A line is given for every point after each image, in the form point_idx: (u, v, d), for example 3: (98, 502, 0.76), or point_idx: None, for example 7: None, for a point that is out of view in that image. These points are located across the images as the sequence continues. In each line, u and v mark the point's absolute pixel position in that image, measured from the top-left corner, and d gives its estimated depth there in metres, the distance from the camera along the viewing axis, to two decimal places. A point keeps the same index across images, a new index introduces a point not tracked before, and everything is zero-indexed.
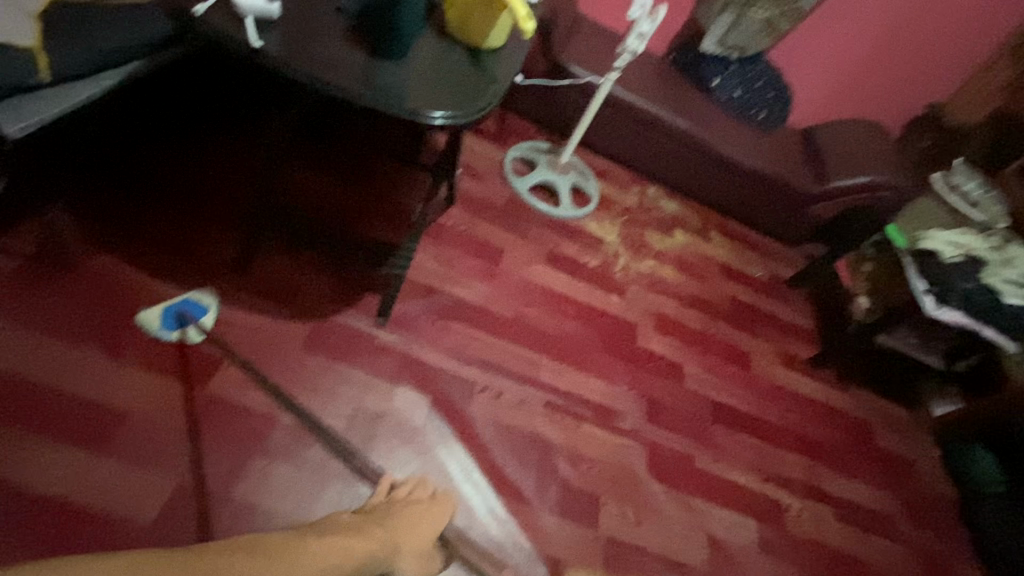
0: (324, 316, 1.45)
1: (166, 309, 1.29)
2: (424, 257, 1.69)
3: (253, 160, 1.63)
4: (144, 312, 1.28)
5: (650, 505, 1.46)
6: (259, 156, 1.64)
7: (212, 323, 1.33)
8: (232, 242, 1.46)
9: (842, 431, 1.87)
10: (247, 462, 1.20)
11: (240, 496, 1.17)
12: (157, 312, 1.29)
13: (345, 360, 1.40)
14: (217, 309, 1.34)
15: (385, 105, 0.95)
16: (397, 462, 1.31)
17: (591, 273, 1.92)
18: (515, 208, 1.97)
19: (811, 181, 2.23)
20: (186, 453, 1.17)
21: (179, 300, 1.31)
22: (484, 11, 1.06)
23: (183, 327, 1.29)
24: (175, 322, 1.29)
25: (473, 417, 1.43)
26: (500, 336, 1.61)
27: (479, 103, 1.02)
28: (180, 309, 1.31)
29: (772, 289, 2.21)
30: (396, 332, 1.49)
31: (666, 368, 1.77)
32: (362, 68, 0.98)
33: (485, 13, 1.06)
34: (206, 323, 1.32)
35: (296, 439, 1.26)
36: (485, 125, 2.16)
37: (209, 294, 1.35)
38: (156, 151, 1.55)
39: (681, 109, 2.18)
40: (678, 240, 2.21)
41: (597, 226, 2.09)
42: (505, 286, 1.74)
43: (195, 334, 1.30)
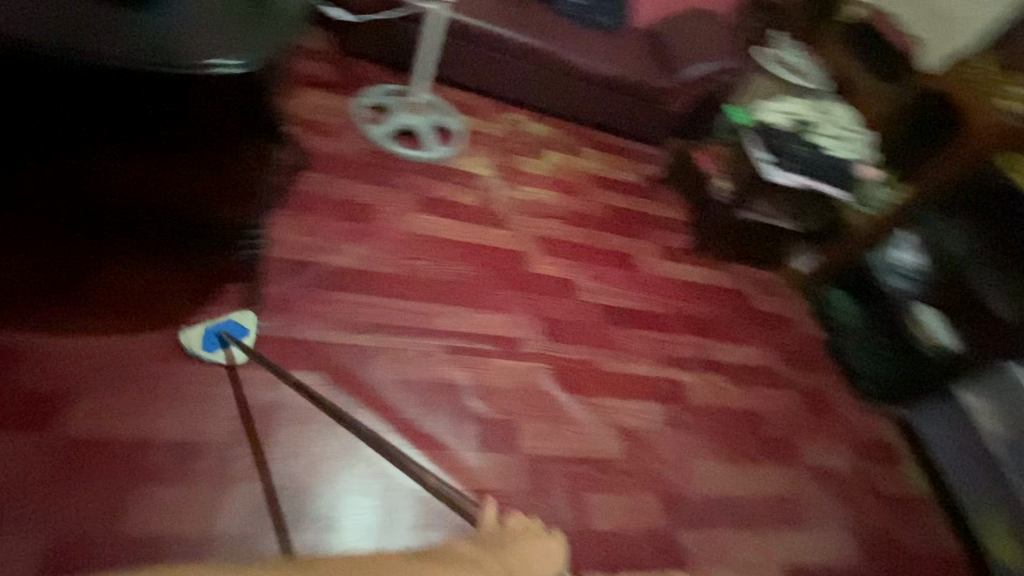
0: (185, 319, 1.32)
1: (204, 334, 1.28)
2: (285, 231, 1.56)
3: None
4: (187, 333, 1.27)
5: (565, 416, 1.53)
6: None
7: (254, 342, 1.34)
8: (55, 263, 1.29)
9: (725, 305, 2.05)
10: (129, 492, 1.10)
11: (130, 530, 1.07)
12: (199, 331, 1.28)
13: (220, 359, 1.29)
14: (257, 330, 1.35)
15: (155, 62, 0.88)
16: (301, 446, 1.23)
17: (470, 211, 1.89)
18: (376, 159, 1.86)
19: (661, 78, 2.30)
20: (52, 501, 1.05)
21: (223, 319, 1.31)
22: None
23: (227, 347, 1.28)
24: (217, 342, 1.28)
25: (375, 381, 1.39)
26: (386, 293, 1.56)
27: (271, 46, 0.98)
28: (222, 328, 1.30)
29: (646, 190, 2.31)
30: (272, 316, 1.40)
31: (559, 286, 1.82)
32: (126, 32, 0.90)
33: None
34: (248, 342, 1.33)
35: (181, 453, 1.16)
36: (325, 76, 1.99)
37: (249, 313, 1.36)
38: None
39: (525, 26, 2.12)
40: (550, 160, 2.21)
41: (467, 162, 2.03)
42: (383, 243, 1.67)
43: (240, 354, 1.28)
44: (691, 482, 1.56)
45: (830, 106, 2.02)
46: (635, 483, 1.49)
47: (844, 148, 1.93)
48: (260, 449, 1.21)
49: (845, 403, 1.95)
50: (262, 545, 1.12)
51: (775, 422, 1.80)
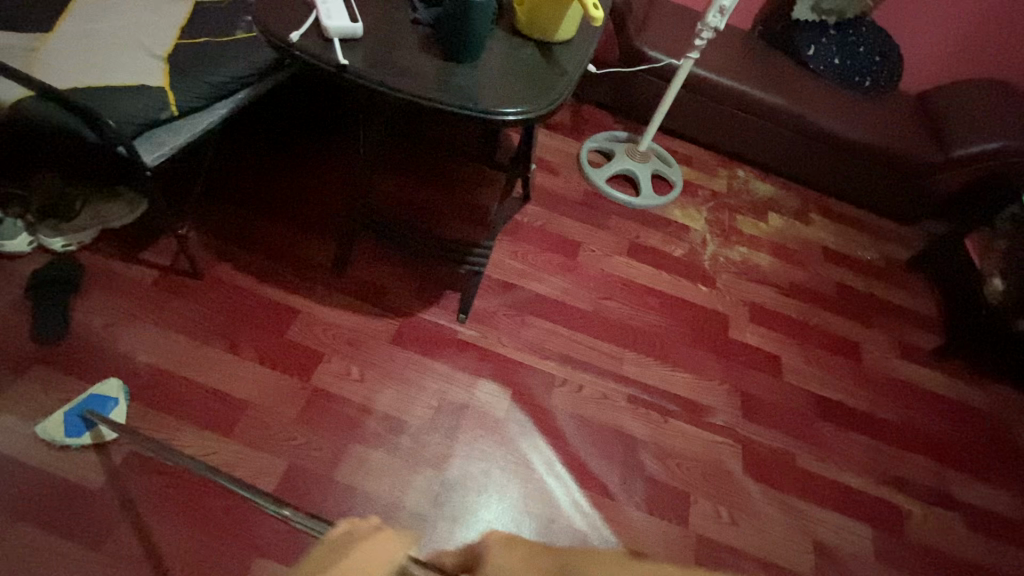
0: (412, 314, 1.51)
1: (71, 411, 1.19)
2: (502, 254, 1.71)
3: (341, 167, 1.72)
4: (47, 423, 1.18)
5: (746, 505, 1.38)
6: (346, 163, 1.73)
7: (123, 416, 1.21)
8: (329, 247, 1.56)
9: (977, 431, 1.65)
10: (347, 449, 1.27)
11: (341, 482, 1.23)
12: (59, 418, 1.18)
13: (431, 354, 1.46)
14: (125, 399, 1.22)
15: (461, 106, 0.98)
16: (479, 451, 1.33)
17: (676, 263, 1.85)
18: (594, 201, 1.95)
19: (928, 151, 1.99)
20: (296, 438, 1.26)
21: (83, 397, 1.21)
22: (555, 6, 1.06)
23: (92, 428, 1.19)
24: (81, 424, 1.18)
25: (554, 410, 1.43)
26: (579, 329, 1.60)
27: (551, 97, 1.03)
28: (84, 407, 1.20)
29: (886, 275, 2.00)
30: (478, 327, 1.53)
31: (760, 360, 1.66)
32: (436, 75, 1.02)
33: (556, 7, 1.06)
34: (117, 415, 1.21)
35: (389, 428, 1.32)
36: (560, 119, 2.15)
37: (114, 382, 1.24)
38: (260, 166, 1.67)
39: (770, 84, 2.03)
40: (771, 224, 2.06)
41: (681, 214, 2.01)
42: (585, 280, 1.73)
43: (107, 432, 1.19)
44: None
45: None
46: None
47: None
48: (448, 442, 1.33)
49: None
50: (435, 530, 1.22)
51: None
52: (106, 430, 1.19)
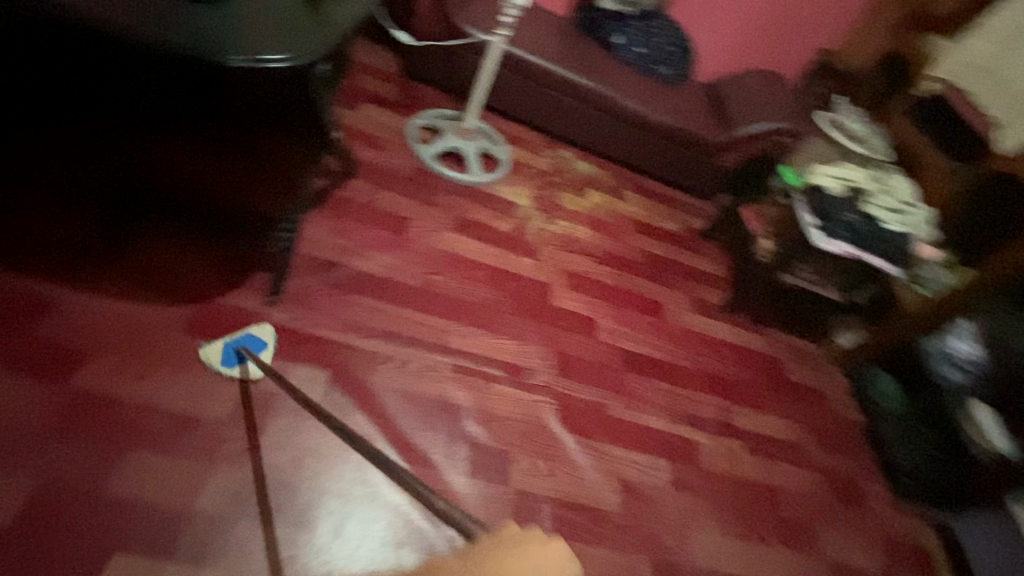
0: (207, 300, 1.35)
1: (228, 346, 1.27)
2: (318, 231, 1.61)
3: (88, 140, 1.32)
4: (205, 348, 1.26)
5: (563, 456, 1.48)
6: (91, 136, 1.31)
7: (272, 357, 1.32)
8: (98, 229, 1.33)
9: (753, 369, 1.95)
10: (125, 454, 1.11)
11: (113, 492, 1.07)
12: (217, 347, 1.27)
13: (234, 341, 1.32)
14: (274, 344, 1.33)
15: (208, 49, 0.89)
16: (289, 440, 1.24)
17: (503, 237, 1.90)
18: (421, 177, 1.92)
19: (714, 131, 2.29)
20: (49, 450, 1.07)
21: (239, 334, 1.29)
22: None
23: (244, 362, 1.27)
24: (235, 357, 1.27)
25: (375, 388, 1.39)
26: (403, 305, 1.57)
27: (316, 44, 0.98)
28: (241, 343, 1.29)
29: (687, 242, 2.27)
30: (289, 308, 1.42)
31: (579, 324, 1.79)
32: (180, 18, 0.92)
33: None
34: (266, 357, 1.31)
35: (180, 426, 1.17)
36: (386, 94, 2.08)
37: (267, 327, 1.34)
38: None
39: (582, 67, 2.17)
40: (592, 199, 2.22)
41: (508, 190, 2.07)
42: (410, 255, 1.69)
43: (255, 371, 1.27)
44: (691, 550, 1.45)
45: (889, 177, 1.96)
46: (630, 542, 1.41)
47: (900, 222, 1.86)
48: (253, 435, 1.22)
49: (877, 496, 1.79)
50: (234, 531, 1.11)
51: (795, 505, 1.66)
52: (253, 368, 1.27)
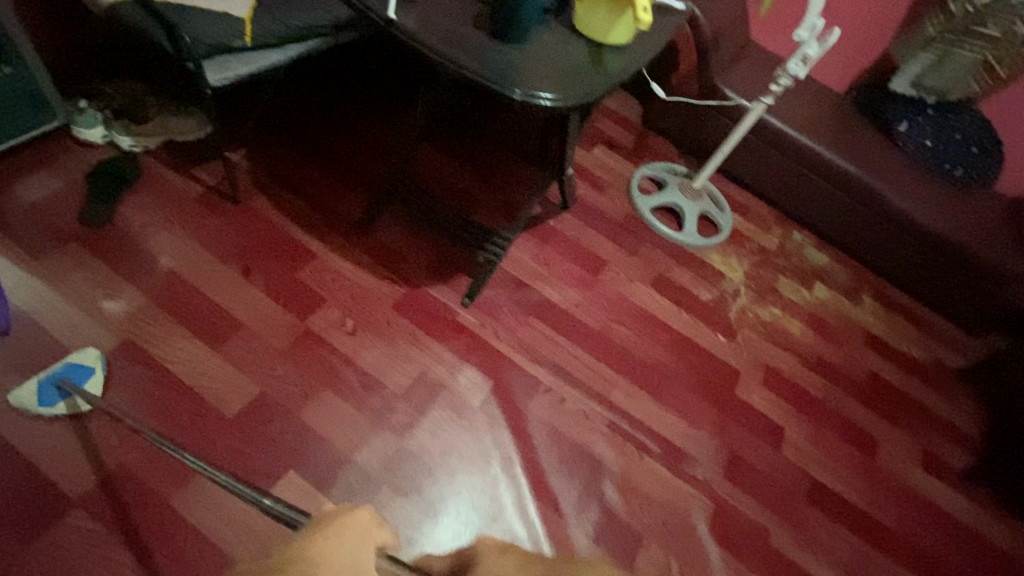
0: (419, 286, 1.53)
1: (43, 381, 1.19)
2: (523, 252, 1.70)
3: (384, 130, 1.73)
4: (19, 390, 1.18)
5: (702, 567, 1.32)
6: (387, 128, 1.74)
7: (99, 386, 1.21)
8: (362, 203, 1.60)
9: (986, 568, 1.49)
10: (319, 393, 1.30)
11: (303, 421, 1.26)
12: (32, 387, 1.18)
13: (426, 328, 1.46)
14: (101, 370, 1.21)
15: (498, 83, 1.00)
16: (443, 432, 1.33)
17: (700, 307, 1.78)
18: (634, 226, 1.91)
19: (1009, 257, 1.83)
20: (275, 369, 1.30)
21: (57, 367, 1.20)
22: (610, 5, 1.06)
23: (67, 398, 1.18)
24: (55, 394, 1.18)
25: (528, 415, 1.41)
26: (579, 344, 1.57)
27: (587, 92, 1.03)
28: (60, 377, 1.19)
29: (930, 377, 1.84)
30: (479, 315, 1.53)
31: (761, 426, 1.57)
32: (482, 50, 1.04)
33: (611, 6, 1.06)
34: (91, 386, 1.20)
35: (365, 387, 1.33)
36: (622, 141, 2.14)
37: (92, 351, 1.24)
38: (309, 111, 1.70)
39: (848, 150, 1.93)
40: (815, 294, 1.95)
41: (720, 260, 1.94)
42: (600, 298, 1.70)
43: (81, 406, 1.18)
44: None
45: None
46: None
47: None
48: (416, 416, 1.33)
49: None
50: (376, 494, 1.22)
51: None
52: (79, 402, 1.18)
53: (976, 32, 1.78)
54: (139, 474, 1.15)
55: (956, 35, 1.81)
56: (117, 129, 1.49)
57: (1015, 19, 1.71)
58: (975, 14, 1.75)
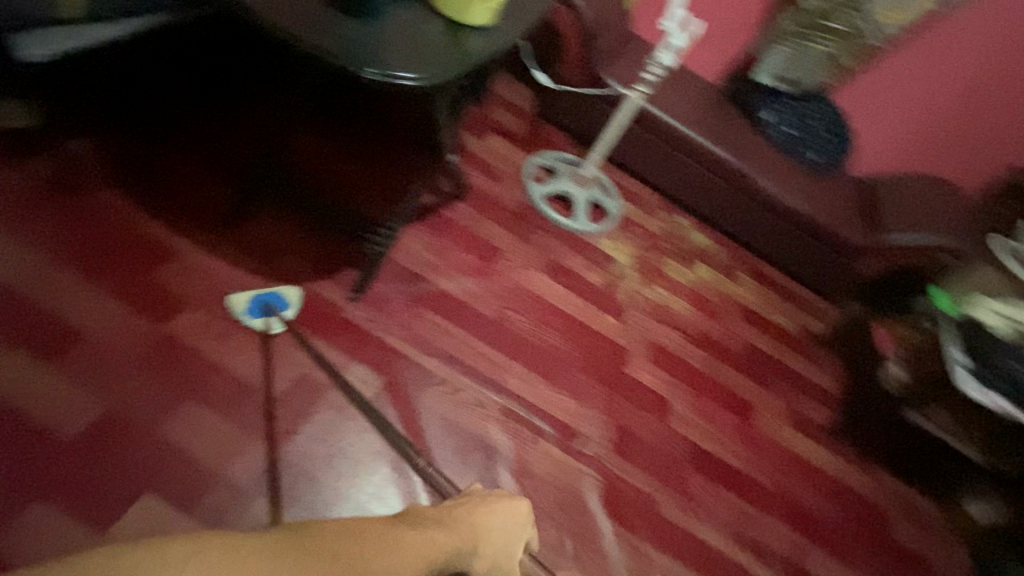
0: (299, 282, 1.43)
1: (256, 298, 1.33)
2: (413, 243, 1.65)
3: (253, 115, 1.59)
4: (234, 295, 1.32)
5: (593, 539, 1.38)
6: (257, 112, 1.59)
7: (293, 313, 1.38)
8: (229, 195, 1.47)
9: (842, 510, 1.68)
10: (183, 404, 1.19)
11: (164, 436, 1.15)
12: (246, 297, 1.32)
13: (306, 326, 1.38)
14: (300, 303, 1.39)
15: (354, 64, 0.96)
16: (327, 434, 1.25)
17: (592, 290, 1.84)
18: (527, 214, 1.93)
19: (857, 232, 2.05)
20: (130, 382, 1.18)
21: (268, 289, 1.35)
22: None
23: (267, 317, 1.32)
24: (260, 310, 1.33)
25: (420, 409, 1.38)
26: (473, 333, 1.55)
27: (450, 72, 1.02)
28: (268, 298, 1.34)
29: (798, 344, 2.02)
30: (366, 309, 1.46)
31: (648, 401, 1.66)
32: (338, 29, 0.99)
33: None
34: (288, 312, 1.37)
35: (237, 394, 1.23)
36: (515, 129, 2.14)
37: (296, 288, 1.40)
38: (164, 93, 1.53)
39: (719, 137, 2.06)
40: (698, 273, 2.08)
41: (611, 244, 2.00)
42: (493, 286, 1.69)
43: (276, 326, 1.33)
44: None
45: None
46: None
47: None
48: (295, 421, 1.24)
49: None
50: (250, 507, 1.14)
51: None
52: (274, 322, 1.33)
53: (825, 28, 1.97)
54: None
55: (807, 30, 2.00)
56: None
57: (855, 15, 1.91)
58: (821, 10, 1.93)
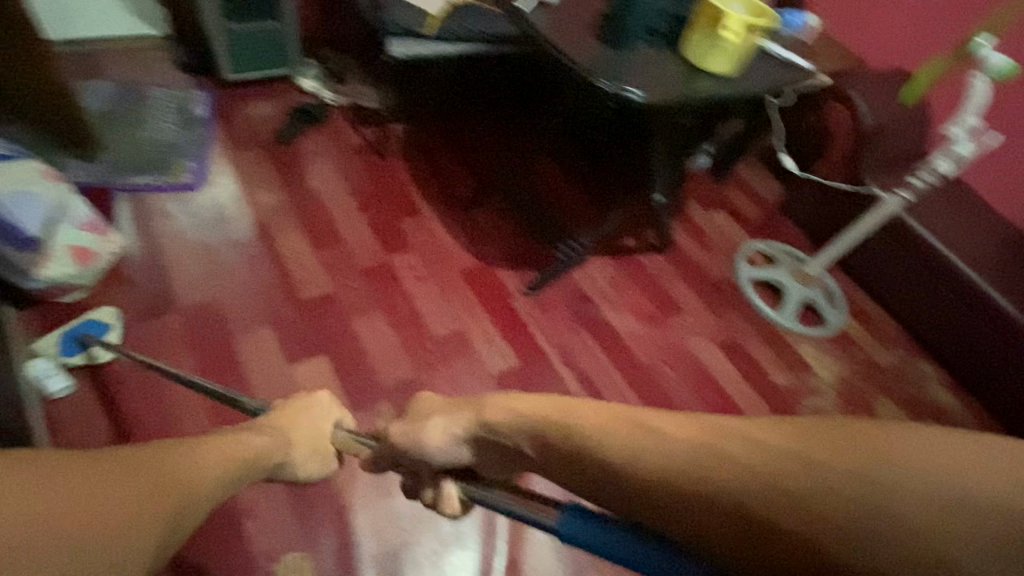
0: (492, 265, 1.67)
1: (64, 335, 1.31)
2: (598, 271, 1.76)
3: (518, 137, 1.94)
4: (42, 342, 1.30)
5: None
6: (521, 136, 1.94)
7: (115, 338, 1.34)
8: (475, 185, 1.81)
9: None
10: (372, 311, 1.50)
11: (352, 325, 1.47)
12: (55, 338, 1.30)
13: (481, 298, 1.60)
14: (117, 325, 1.35)
15: (595, 74, 1.14)
16: (458, 385, 1.43)
17: (766, 386, 1.64)
18: (726, 289, 1.82)
19: None
20: (350, 281, 1.54)
21: (78, 323, 1.33)
22: (707, 29, 1.17)
23: (87, 351, 1.30)
24: (75, 346, 1.30)
25: (541, 405, 1.45)
26: (617, 367, 1.57)
27: (673, 98, 1.14)
28: (80, 330, 1.32)
29: None
30: (534, 306, 1.62)
31: None
32: (592, 49, 1.20)
33: (707, 32, 1.17)
34: (109, 338, 1.33)
35: (409, 322, 1.50)
36: (747, 210, 2.06)
37: (110, 309, 1.37)
38: (465, 108, 1.99)
39: (1018, 280, 1.56)
40: (926, 430, 1.63)
41: (814, 353, 1.73)
42: (657, 336, 1.66)
43: (103, 356, 1.31)
44: None
45: None
46: None
47: None
48: (437, 361, 1.46)
49: None
50: (377, 407, 1.35)
51: None
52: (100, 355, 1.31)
53: None
54: (220, 314, 1.43)
55: None
56: (324, 83, 1.94)
57: None
58: None
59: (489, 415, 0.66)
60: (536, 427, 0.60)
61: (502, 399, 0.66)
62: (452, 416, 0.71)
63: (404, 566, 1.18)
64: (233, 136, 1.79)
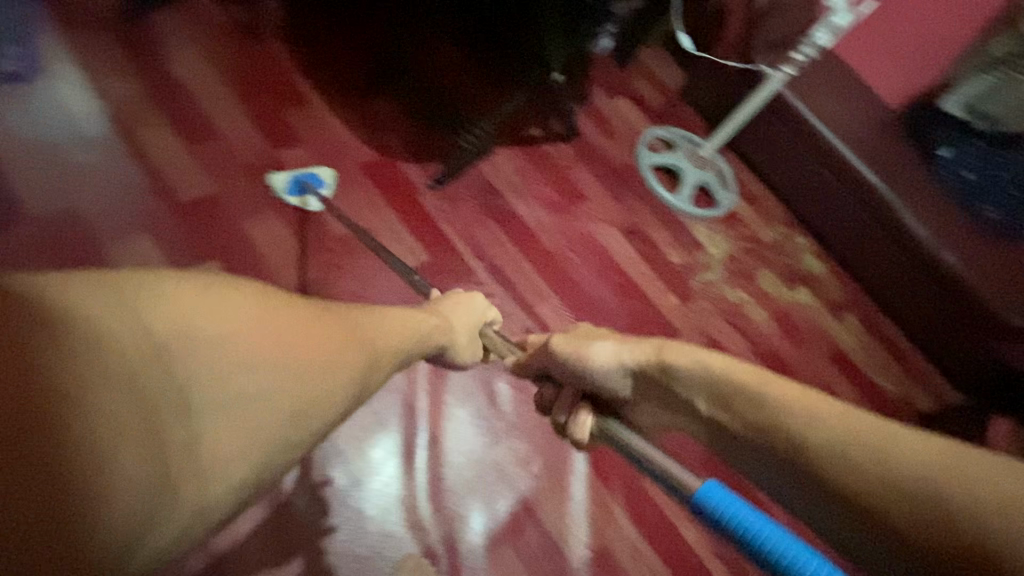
0: (393, 158, 1.59)
1: (292, 177, 1.44)
2: (504, 162, 1.73)
3: None
4: (274, 176, 1.43)
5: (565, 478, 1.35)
6: None
7: (330, 195, 1.47)
8: (368, 71, 1.66)
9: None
10: (264, 212, 1.41)
11: (243, 228, 1.37)
12: (284, 177, 1.43)
13: (383, 194, 1.53)
14: (333, 183, 1.48)
15: None
16: (366, 282, 1.41)
17: (663, 264, 1.75)
18: (628, 177, 1.86)
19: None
20: (234, 181, 1.42)
21: (304, 171, 1.46)
22: None
23: (305, 196, 1.44)
24: (298, 189, 1.44)
25: (453, 297, 1.48)
26: (525, 255, 1.60)
27: None
28: (305, 177, 1.45)
29: (887, 409, 1.74)
30: (439, 199, 1.58)
31: None
32: None
33: None
34: (325, 195, 1.47)
35: (309, 221, 1.43)
36: (650, 95, 2.07)
37: (326, 167, 1.50)
38: None
39: (877, 154, 1.71)
40: (796, 293, 1.84)
41: (706, 232, 1.86)
42: (563, 224, 1.70)
43: (315, 206, 1.45)
44: None
45: None
46: None
47: None
48: (342, 260, 1.42)
49: None
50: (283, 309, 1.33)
51: None
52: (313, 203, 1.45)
53: None
54: (86, 226, 1.29)
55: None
56: None
57: None
58: None
59: (669, 359, 0.82)
60: (728, 388, 0.76)
61: (688, 349, 0.82)
62: (625, 345, 0.87)
63: (326, 453, 1.21)
64: (65, 12, 1.50)
